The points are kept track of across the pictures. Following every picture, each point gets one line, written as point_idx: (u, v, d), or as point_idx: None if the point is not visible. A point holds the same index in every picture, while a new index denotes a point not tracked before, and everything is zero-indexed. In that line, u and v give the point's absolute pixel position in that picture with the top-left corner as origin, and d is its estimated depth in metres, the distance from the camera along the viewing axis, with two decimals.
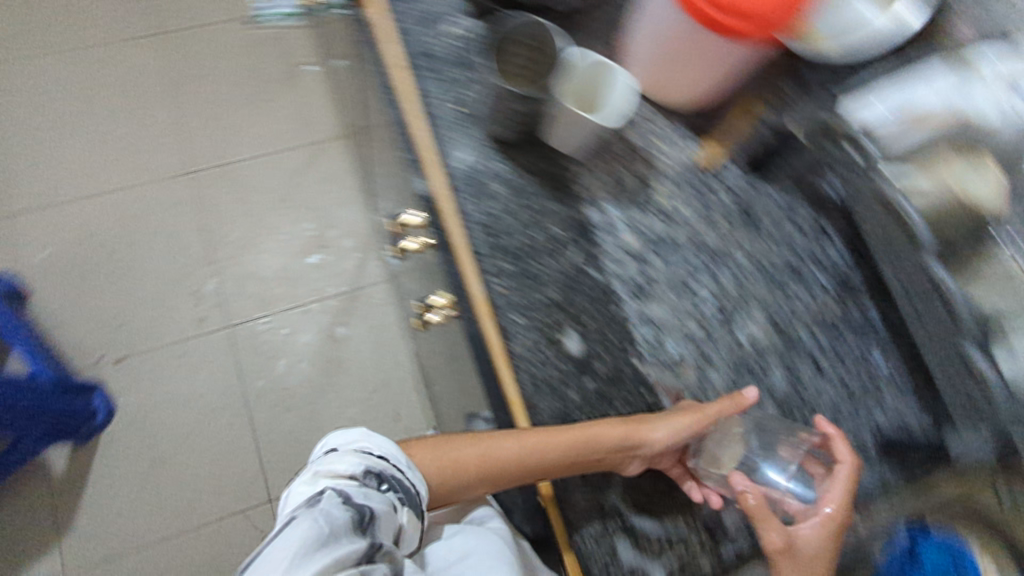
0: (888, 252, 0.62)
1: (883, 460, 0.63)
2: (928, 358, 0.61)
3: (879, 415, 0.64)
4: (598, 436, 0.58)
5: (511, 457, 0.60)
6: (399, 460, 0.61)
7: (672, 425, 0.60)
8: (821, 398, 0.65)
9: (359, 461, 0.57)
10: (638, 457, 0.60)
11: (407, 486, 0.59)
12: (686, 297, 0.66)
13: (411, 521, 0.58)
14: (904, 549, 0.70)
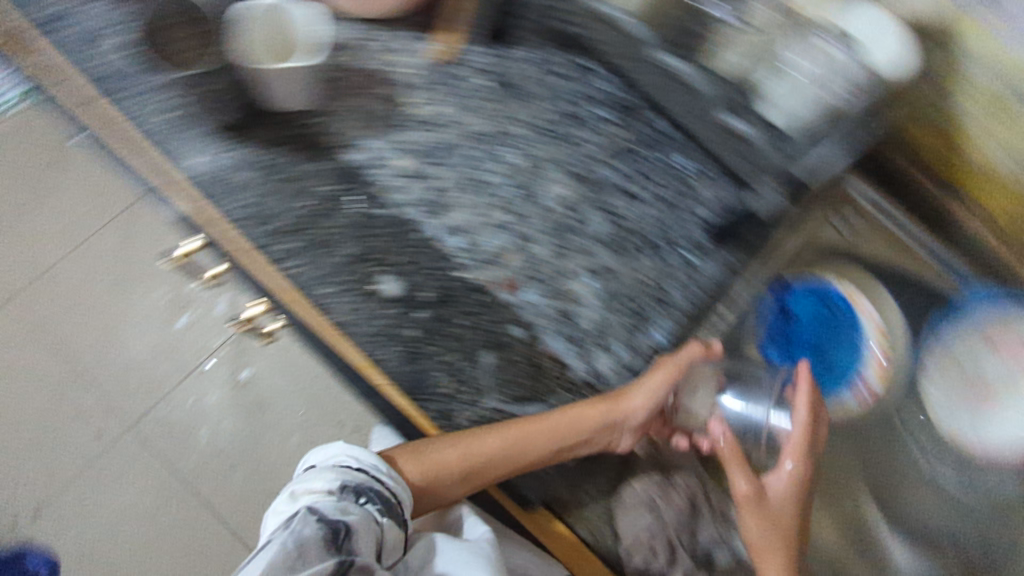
0: (633, 66, 0.66)
1: (716, 246, 0.67)
2: (698, 140, 0.67)
3: (701, 210, 0.67)
4: (579, 418, 0.60)
5: (492, 456, 0.58)
6: (379, 471, 0.57)
7: (650, 387, 0.62)
8: (646, 220, 0.67)
9: (335, 476, 0.54)
10: (620, 432, 0.62)
11: (387, 495, 0.55)
12: (481, 192, 0.65)
13: (395, 529, 0.54)
14: (777, 312, 0.74)
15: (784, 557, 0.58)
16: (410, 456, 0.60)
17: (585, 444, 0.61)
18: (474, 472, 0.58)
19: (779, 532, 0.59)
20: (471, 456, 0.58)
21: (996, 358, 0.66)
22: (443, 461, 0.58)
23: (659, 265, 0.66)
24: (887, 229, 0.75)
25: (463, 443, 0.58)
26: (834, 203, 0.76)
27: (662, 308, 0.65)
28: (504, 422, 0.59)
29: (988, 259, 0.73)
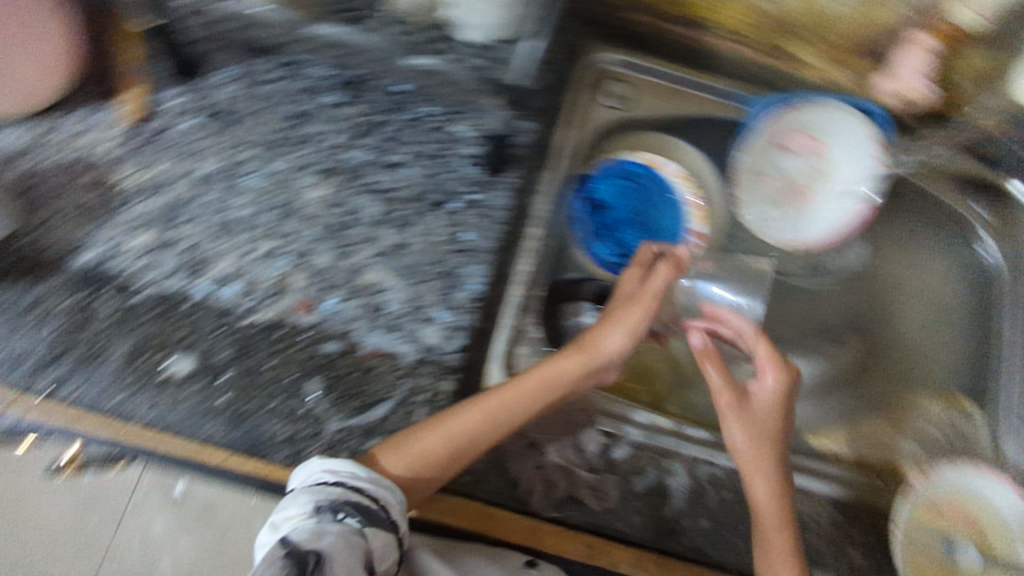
0: (323, 48, 0.65)
1: (494, 174, 0.67)
2: (418, 88, 0.67)
3: (467, 150, 0.67)
4: (558, 372, 0.62)
5: (479, 431, 0.58)
6: (356, 479, 0.53)
7: (623, 323, 0.66)
8: (417, 182, 0.66)
9: (313, 495, 0.51)
10: (600, 371, 0.64)
11: (366, 505, 0.53)
12: (235, 231, 0.62)
13: (381, 536, 0.53)
14: (587, 205, 0.75)
15: (772, 456, 0.62)
16: (398, 452, 0.56)
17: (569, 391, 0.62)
18: (467, 454, 0.57)
19: (762, 429, 0.63)
20: (462, 437, 0.57)
21: (793, 158, 0.76)
22: (433, 450, 0.56)
23: (445, 217, 0.65)
24: (652, 82, 0.78)
25: (448, 428, 0.57)
26: (592, 82, 0.77)
27: (466, 254, 0.65)
28: (489, 395, 0.59)
29: (742, 70, 0.79)
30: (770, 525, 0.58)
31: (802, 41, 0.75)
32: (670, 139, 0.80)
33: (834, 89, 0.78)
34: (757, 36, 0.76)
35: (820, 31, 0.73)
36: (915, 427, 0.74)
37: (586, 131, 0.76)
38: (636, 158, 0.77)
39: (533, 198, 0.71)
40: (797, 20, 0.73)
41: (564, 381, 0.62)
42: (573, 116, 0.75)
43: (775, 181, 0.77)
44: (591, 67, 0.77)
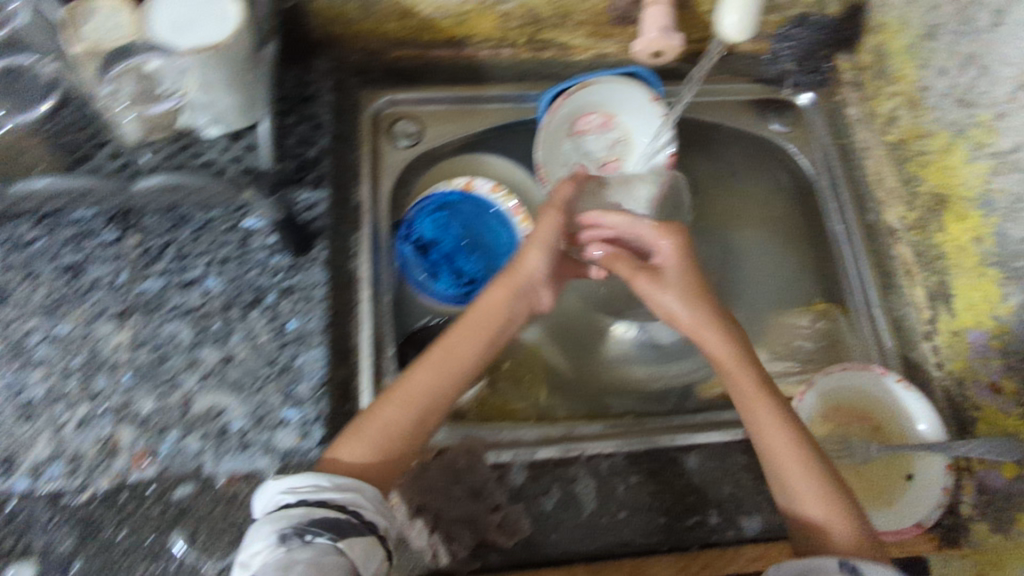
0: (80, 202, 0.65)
1: (298, 257, 0.66)
2: (193, 207, 0.67)
3: (260, 242, 0.67)
4: (491, 307, 0.61)
5: (428, 389, 0.57)
6: (319, 492, 0.49)
7: (539, 237, 0.63)
8: (218, 293, 0.65)
9: (276, 523, 0.47)
10: (531, 292, 0.62)
11: (334, 517, 0.48)
12: (41, 410, 0.59)
13: (361, 543, 0.48)
14: (413, 245, 0.75)
15: (711, 313, 0.60)
16: (354, 437, 0.55)
17: (507, 322, 0.61)
18: (427, 416, 0.57)
19: (687, 291, 0.61)
20: (417, 397, 0.57)
21: (593, 138, 0.78)
22: (393, 419, 0.56)
23: (262, 317, 0.64)
24: (442, 108, 0.80)
25: (402, 394, 0.57)
26: (385, 128, 0.78)
27: (297, 344, 0.63)
28: (432, 354, 0.59)
29: (517, 70, 0.81)
30: (745, 400, 0.58)
31: (558, 30, 0.77)
32: (478, 155, 0.81)
33: (609, 58, 0.81)
34: (514, 34, 0.77)
35: (567, 14, 0.75)
36: (786, 343, 0.77)
37: (391, 178, 0.76)
38: (451, 186, 0.78)
39: (354, 263, 0.70)
40: (542, 12, 0.74)
41: (498, 315, 0.61)
42: (370, 169, 0.75)
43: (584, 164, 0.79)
44: (378, 114, 0.78)
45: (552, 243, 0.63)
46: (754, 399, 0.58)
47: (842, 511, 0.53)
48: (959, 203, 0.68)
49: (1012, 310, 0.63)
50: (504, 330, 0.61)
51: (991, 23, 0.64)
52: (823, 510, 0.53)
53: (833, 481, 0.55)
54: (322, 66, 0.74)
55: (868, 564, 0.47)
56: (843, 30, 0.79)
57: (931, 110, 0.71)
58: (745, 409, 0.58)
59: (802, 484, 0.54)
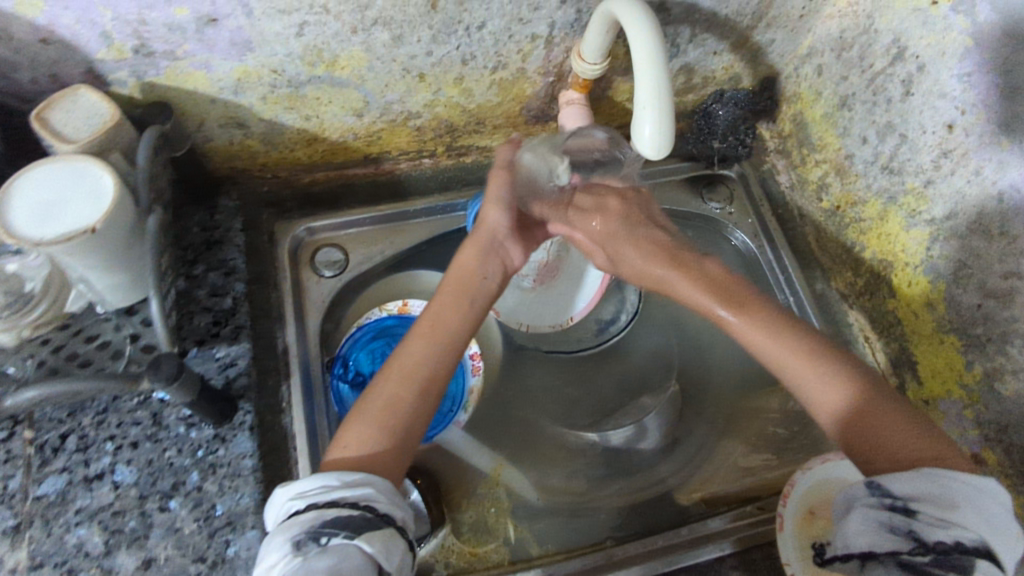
0: None
1: (222, 425, 0.59)
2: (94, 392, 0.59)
3: (174, 416, 0.59)
4: (462, 270, 0.62)
5: (423, 357, 0.57)
6: (329, 492, 0.48)
7: (490, 197, 0.64)
8: (130, 486, 0.56)
9: (288, 532, 0.46)
10: (499, 247, 0.64)
11: (347, 515, 0.47)
12: None
13: (380, 538, 0.46)
14: (350, 385, 0.69)
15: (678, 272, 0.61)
16: (359, 424, 0.54)
17: (482, 280, 0.61)
18: (427, 387, 0.56)
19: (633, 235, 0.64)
20: (412, 371, 0.56)
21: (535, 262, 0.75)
22: (394, 396, 0.55)
23: (185, 505, 0.56)
24: (366, 229, 0.75)
25: (399, 371, 0.56)
26: (307, 258, 0.73)
27: (229, 531, 0.55)
28: (420, 324, 0.59)
29: (440, 178, 0.78)
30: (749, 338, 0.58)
31: (475, 135, 0.74)
32: (412, 272, 0.76)
33: None
34: (431, 144, 0.73)
35: (481, 120, 0.72)
36: (758, 432, 0.74)
37: (317, 315, 0.70)
38: (385, 311, 0.73)
39: (287, 417, 0.64)
40: (457, 121, 0.71)
41: (469, 278, 0.61)
42: (294, 308, 0.69)
43: (518, 280, 0.75)
44: (298, 245, 0.73)
45: (507, 198, 0.64)
46: (756, 335, 0.58)
47: (879, 412, 0.53)
48: (905, 270, 0.67)
49: (978, 377, 0.61)
50: (483, 285, 0.61)
51: (902, 92, 0.64)
52: (863, 429, 0.52)
53: (868, 390, 0.54)
54: (228, 203, 0.68)
55: (892, 477, 0.46)
56: (757, 101, 0.80)
57: (860, 176, 0.70)
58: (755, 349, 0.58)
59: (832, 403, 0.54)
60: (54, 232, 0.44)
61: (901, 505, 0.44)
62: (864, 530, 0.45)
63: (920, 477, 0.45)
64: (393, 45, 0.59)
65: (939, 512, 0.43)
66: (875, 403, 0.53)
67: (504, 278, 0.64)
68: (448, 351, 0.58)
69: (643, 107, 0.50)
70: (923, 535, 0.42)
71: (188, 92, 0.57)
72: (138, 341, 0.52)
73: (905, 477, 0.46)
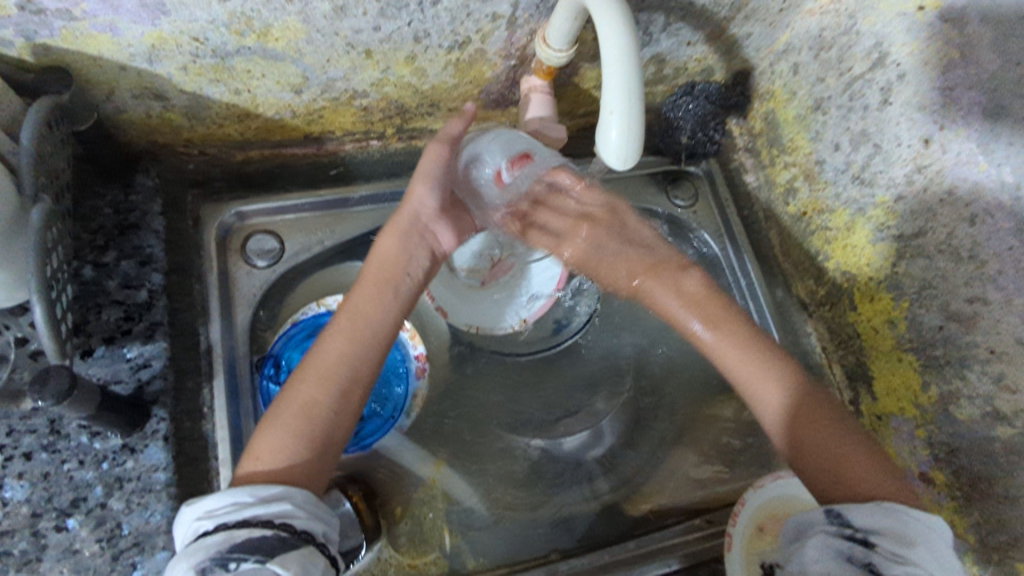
0: None
1: (132, 435, 0.52)
2: None
3: (75, 423, 0.52)
4: (383, 257, 0.58)
5: (343, 355, 0.53)
6: (239, 510, 0.43)
7: (419, 173, 0.59)
8: (20, 503, 0.49)
9: (192, 558, 0.40)
10: (423, 230, 0.60)
11: (259, 535, 0.41)
12: None
13: (297, 560, 0.41)
14: (280, 386, 0.63)
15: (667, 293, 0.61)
16: (270, 432, 0.49)
17: (405, 267, 0.58)
18: (349, 387, 0.52)
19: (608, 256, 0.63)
20: (332, 370, 0.52)
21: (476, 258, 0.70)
22: (312, 398, 0.51)
23: (85, 524, 0.50)
24: (304, 215, 0.69)
25: (316, 372, 0.52)
26: (237, 245, 0.66)
27: (134, 553, 0.50)
28: (338, 319, 0.55)
29: (389, 163, 0.72)
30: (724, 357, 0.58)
31: (428, 118, 0.68)
32: (359, 264, 0.70)
33: None
34: (380, 125, 0.67)
35: (436, 103, 0.66)
36: (713, 442, 0.71)
37: (248, 307, 0.65)
38: (324, 307, 0.67)
39: (207, 422, 0.59)
40: (408, 102, 0.65)
41: (393, 268, 0.57)
42: (220, 301, 0.63)
43: (466, 278, 0.71)
44: (228, 231, 0.66)
45: (436, 175, 0.58)
46: (733, 356, 0.57)
47: (816, 424, 0.52)
48: (868, 284, 0.65)
49: (934, 400, 0.59)
50: (407, 273, 0.58)
51: (879, 101, 0.61)
52: (810, 442, 0.52)
53: (811, 403, 0.54)
54: (147, 182, 0.61)
55: (853, 508, 0.44)
56: (729, 96, 0.76)
57: (829, 184, 0.67)
58: (733, 372, 0.57)
59: (779, 422, 0.54)
60: None
61: (860, 536, 0.42)
62: (820, 558, 0.42)
63: (877, 511, 0.43)
64: (334, 16, 0.52)
65: (897, 548, 0.41)
66: (812, 419, 0.53)
67: (430, 264, 0.60)
68: (373, 342, 0.54)
69: (609, 111, 0.46)
70: (879, 568, 0.40)
71: (91, 58, 0.50)
72: (28, 344, 0.46)
73: (866, 511, 0.44)
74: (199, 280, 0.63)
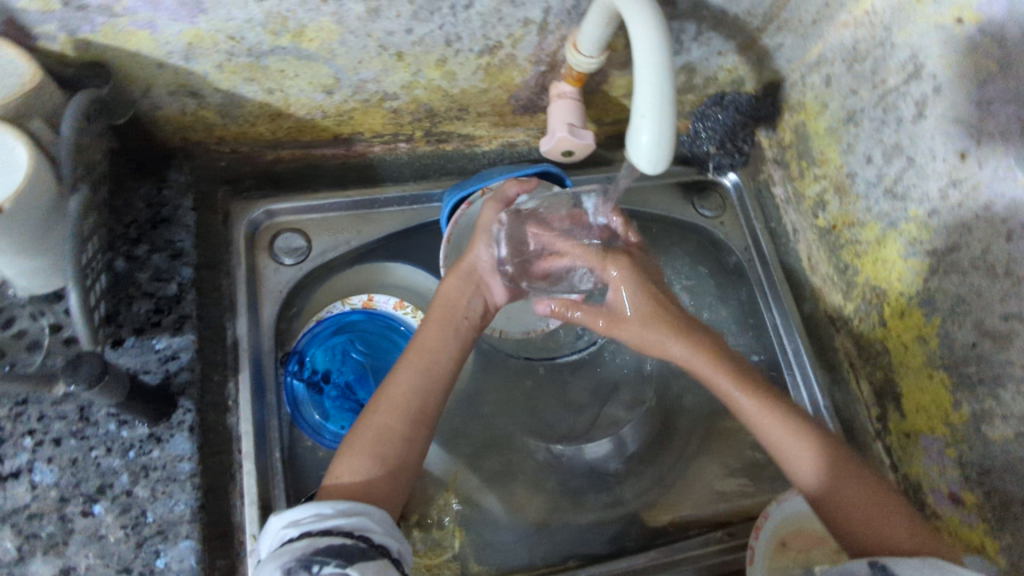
0: None
1: (160, 423, 0.53)
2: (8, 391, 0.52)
3: (103, 411, 0.53)
4: (448, 307, 0.60)
5: (412, 388, 0.55)
6: (322, 520, 0.43)
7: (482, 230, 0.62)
8: (49, 487, 0.50)
9: (279, 560, 0.41)
10: (479, 282, 0.62)
11: (339, 544, 0.42)
12: None
13: (374, 568, 0.41)
14: (306, 383, 0.65)
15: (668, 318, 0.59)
16: (348, 453, 0.52)
17: (466, 310, 0.61)
18: (419, 415, 0.54)
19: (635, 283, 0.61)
20: (403, 400, 0.54)
21: None
22: (384, 425, 0.53)
23: (111, 510, 0.50)
24: (331, 215, 0.69)
25: (387, 401, 0.54)
26: (266, 243, 0.67)
27: (158, 541, 0.50)
28: (409, 353, 0.57)
29: (417, 166, 0.73)
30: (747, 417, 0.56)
31: (457, 122, 0.68)
32: (381, 264, 0.70)
33: (519, 147, 0.73)
34: (409, 128, 0.68)
35: (465, 107, 0.67)
36: (737, 456, 0.69)
37: (274, 303, 0.65)
38: (349, 306, 0.68)
39: (230, 416, 0.59)
40: (438, 105, 0.66)
41: (453, 323, 0.59)
42: (246, 298, 0.64)
43: None
44: (257, 229, 0.68)
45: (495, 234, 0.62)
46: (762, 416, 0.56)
47: (847, 477, 0.52)
48: (899, 300, 0.63)
49: (966, 419, 0.58)
50: (468, 316, 0.61)
51: (914, 113, 0.60)
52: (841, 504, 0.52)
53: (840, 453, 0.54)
54: (180, 177, 0.62)
55: (900, 560, 0.44)
56: (759, 107, 0.75)
57: (860, 197, 0.66)
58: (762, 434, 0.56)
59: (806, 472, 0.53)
60: None
61: None
62: None
63: (926, 564, 0.43)
64: (368, 18, 0.53)
65: None
66: (844, 476, 0.53)
67: (484, 313, 0.62)
68: (444, 379, 0.56)
69: (640, 115, 0.45)
70: None
71: (130, 54, 0.51)
72: (59, 333, 0.48)
73: (913, 564, 0.43)
74: (228, 276, 0.64)
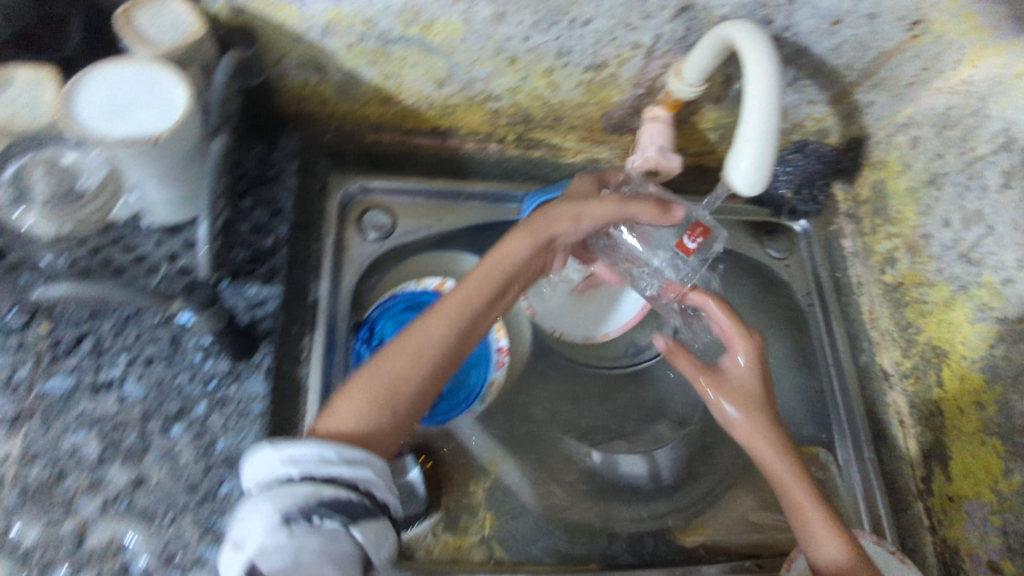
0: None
1: (240, 361, 0.57)
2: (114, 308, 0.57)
3: (194, 342, 0.57)
4: (497, 264, 0.57)
5: (445, 339, 0.52)
6: (327, 465, 0.40)
7: (580, 206, 0.60)
8: (136, 402, 0.54)
9: (279, 502, 0.37)
10: (551, 246, 0.60)
11: (345, 497, 0.39)
12: None
13: (373, 530, 0.40)
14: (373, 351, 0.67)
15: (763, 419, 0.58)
16: (354, 395, 0.48)
17: (517, 271, 0.58)
18: (441, 367, 0.52)
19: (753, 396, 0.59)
20: (430, 348, 0.51)
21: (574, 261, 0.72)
22: (400, 374, 0.49)
23: (186, 432, 0.54)
24: (418, 200, 0.74)
25: (411, 347, 0.51)
26: (355, 217, 0.71)
27: (224, 469, 0.53)
28: (443, 304, 0.54)
29: (503, 166, 0.76)
30: (766, 462, 0.57)
31: (549, 130, 0.72)
32: (457, 253, 0.75)
33: (603, 164, 0.77)
34: (503, 130, 0.72)
35: (560, 118, 0.70)
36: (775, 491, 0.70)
37: (355, 273, 0.69)
38: (422, 286, 0.71)
39: (302, 370, 0.62)
40: (535, 113, 0.69)
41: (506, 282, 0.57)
42: (330, 263, 0.68)
43: (561, 282, 0.73)
44: (349, 201, 0.72)
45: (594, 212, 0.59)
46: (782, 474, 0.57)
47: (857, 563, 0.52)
48: (960, 363, 0.64)
49: (1013, 487, 0.58)
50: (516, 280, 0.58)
51: (1000, 183, 0.61)
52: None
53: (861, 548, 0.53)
54: (290, 143, 0.67)
55: None
56: (841, 160, 0.77)
57: (932, 259, 0.67)
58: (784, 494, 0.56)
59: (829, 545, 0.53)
60: (121, 131, 0.44)
61: None
62: None
63: None
64: (492, 21, 0.57)
65: None
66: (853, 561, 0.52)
67: (535, 270, 0.61)
68: (473, 337, 0.55)
69: (743, 141, 0.48)
70: None
71: (276, 24, 0.57)
72: (176, 262, 0.53)
73: None
74: (318, 240, 0.69)
